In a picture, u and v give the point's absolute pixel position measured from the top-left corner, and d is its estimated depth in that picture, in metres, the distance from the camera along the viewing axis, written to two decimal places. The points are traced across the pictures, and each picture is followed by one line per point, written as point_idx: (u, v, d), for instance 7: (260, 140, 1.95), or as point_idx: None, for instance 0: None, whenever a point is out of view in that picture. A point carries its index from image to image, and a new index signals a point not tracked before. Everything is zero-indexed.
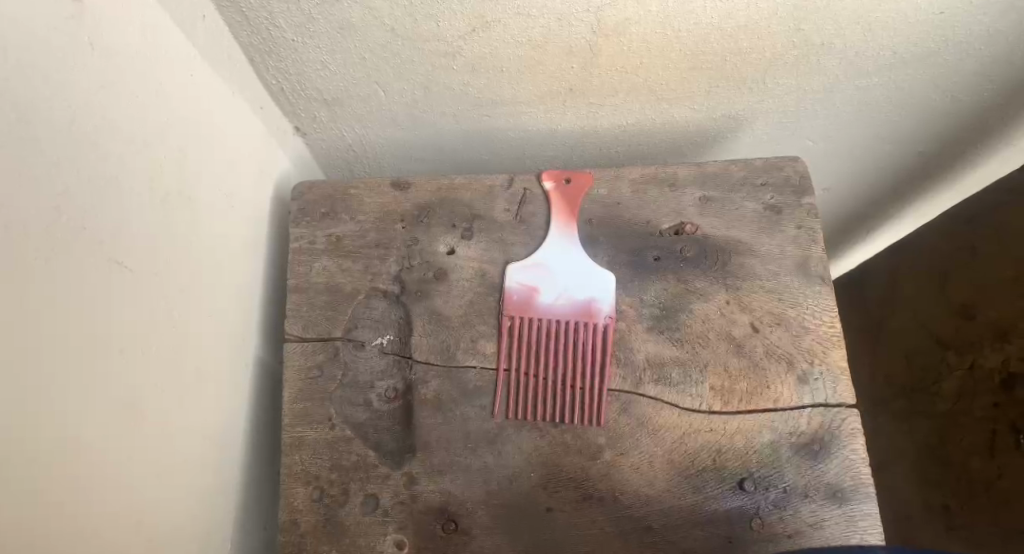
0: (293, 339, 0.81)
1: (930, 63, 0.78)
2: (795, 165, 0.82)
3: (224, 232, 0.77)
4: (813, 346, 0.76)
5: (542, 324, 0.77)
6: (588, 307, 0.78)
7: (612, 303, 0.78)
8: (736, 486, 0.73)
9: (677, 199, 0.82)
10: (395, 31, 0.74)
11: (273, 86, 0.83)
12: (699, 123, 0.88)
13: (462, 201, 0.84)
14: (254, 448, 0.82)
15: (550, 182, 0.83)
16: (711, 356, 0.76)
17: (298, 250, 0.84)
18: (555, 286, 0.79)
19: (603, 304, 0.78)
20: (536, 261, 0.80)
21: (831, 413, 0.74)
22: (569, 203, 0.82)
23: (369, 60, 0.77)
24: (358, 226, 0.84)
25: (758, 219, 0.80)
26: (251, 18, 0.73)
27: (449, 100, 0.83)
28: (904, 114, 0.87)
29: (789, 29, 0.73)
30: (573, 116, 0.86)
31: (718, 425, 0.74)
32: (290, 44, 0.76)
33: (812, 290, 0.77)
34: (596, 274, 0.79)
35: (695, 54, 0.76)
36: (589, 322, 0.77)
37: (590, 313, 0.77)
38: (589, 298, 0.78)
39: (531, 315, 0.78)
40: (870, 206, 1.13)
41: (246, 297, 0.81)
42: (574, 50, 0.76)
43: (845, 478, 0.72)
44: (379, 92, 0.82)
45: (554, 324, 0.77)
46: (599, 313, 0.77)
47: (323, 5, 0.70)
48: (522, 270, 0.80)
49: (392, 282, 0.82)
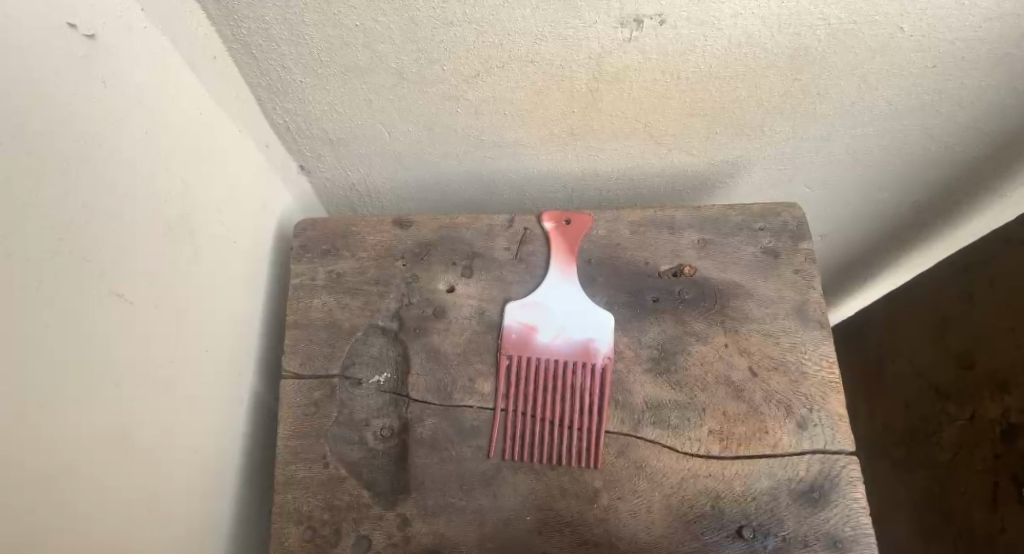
0: (291, 374, 0.80)
1: (921, 114, 0.80)
2: (792, 211, 0.83)
3: (224, 265, 0.77)
4: (812, 391, 0.75)
5: (540, 364, 0.77)
6: (585, 346, 0.78)
7: (611, 343, 0.78)
8: (735, 533, 0.72)
9: (675, 242, 0.83)
10: (401, 74, 0.75)
11: (279, 125, 0.84)
12: (698, 168, 0.89)
13: (463, 239, 0.84)
14: (247, 485, 0.81)
15: (550, 222, 0.84)
16: (710, 400, 0.76)
17: (298, 285, 0.84)
18: (553, 325, 0.79)
19: (600, 344, 0.78)
20: (535, 301, 0.80)
21: (830, 459, 0.73)
22: (569, 245, 0.82)
23: (375, 101, 0.79)
24: (358, 262, 0.85)
25: (755, 263, 0.81)
26: (260, 60, 0.75)
27: (453, 141, 0.85)
28: (898, 163, 0.89)
29: (785, 78, 0.75)
30: (575, 158, 0.87)
31: (718, 470, 0.74)
32: (298, 85, 0.78)
33: (809, 334, 0.77)
34: (594, 314, 0.79)
35: (695, 101, 0.78)
36: (588, 361, 0.77)
37: (588, 353, 0.78)
38: (588, 338, 0.78)
39: (529, 354, 0.78)
40: (867, 252, 1.14)
41: (244, 331, 0.81)
42: (575, 94, 0.77)
43: (846, 526, 0.71)
44: (383, 132, 0.84)
45: (553, 364, 0.77)
46: (597, 353, 0.77)
47: (331, 47, 0.72)
48: (519, 308, 0.80)
49: (390, 318, 0.82)
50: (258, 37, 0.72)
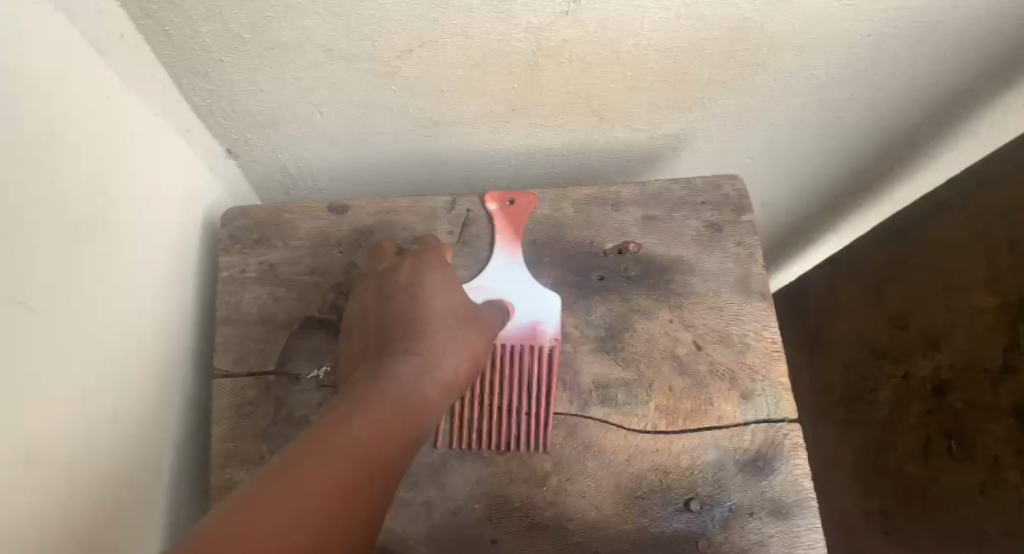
0: (222, 374, 0.78)
1: (857, 82, 0.80)
2: (734, 184, 0.83)
3: (141, 262, 0.72)
4: (754, 362, 0.76)
5: None
6: (533, 330, 0.76)
7: (557, 325, 0.77)
8: (683, 507, 0.72)
9: (619, 220, 0.82)
10: (329, 51, 0.71)
11: (201, 107, 0.78)
12: (641, 142, 0.88)
13: (402, 224, 0.82)
14: (179, 491, 0.78)
15: (493, 204, 0.82)
16: (656, 376, 0.76)
17: (227, 278, 0.80)
18: (500, 309, 0.77)
19: (547, 326, 0.77)
20: (480, 285, 0.78)
21: (772, 429, 0.74)
22: (513, 228, 0.81)
23: (303, 80, 0.74)
24: (291, 252, 0.81)
25: (698, 238, 0.81)
26: (174, 38, 0.68)
27: (390, 119, 0.81)
28: (836, 132, 0.90)
29: (724, 50, 0.73)
30: (517, 135, 0.85)
31: (665, 446, 0.74)
32: (217, 64, 0.71)
33: (752, 306, 0.78)
34: (540, 297, 0.78)
35: (637, 73, 0.76)
36: (534, 344, 0.76)
37: (534, 335, 0.76)
38: (534, 321, 0.77)
39: None
40: (804, 222, 1.16)
41: (170, 329, 0.77)
42: (515, 70, 0.75)
43: (789, 493, 0.72)
44: (314, 112, 0.79)
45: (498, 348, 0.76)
46: (544, 336, 0.76)
47: (252, 23, 0.66)
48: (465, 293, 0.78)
49: (328, 310, 0.79)
50: (170, 13, 0.65)
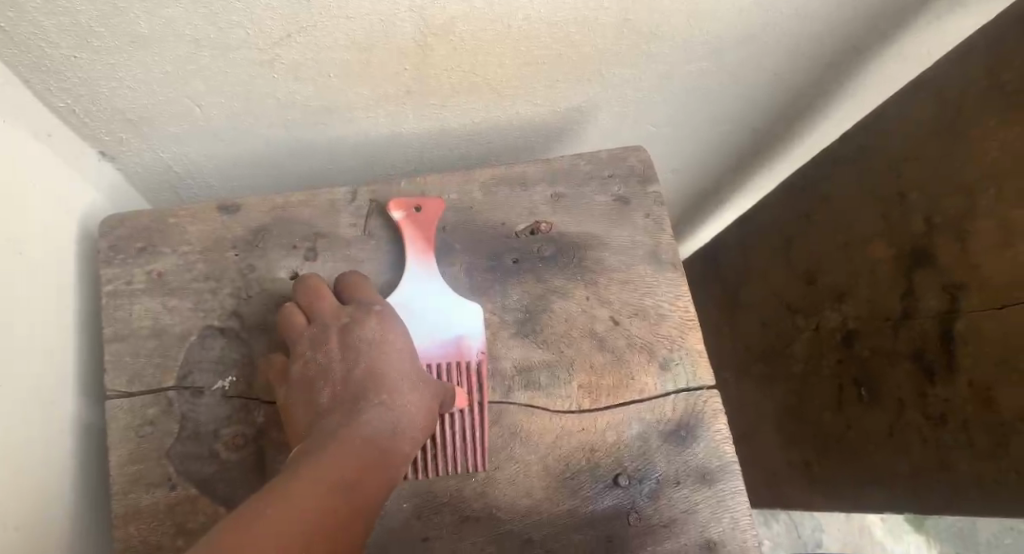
0: (116, 395, 0.71)
1: (751, 46, 0.81)
2: (638, 155, 0.83)
3: (10, 284, 0.65)
4: (671, 333, 0.76)
5: None
6: (458, 346, 0.72)
7: (482, 339, 0.73)
8: (612, 483, 0.72)
9: (528, 199, 0.80)
10: (197, 41, 0.65)
11: (60, 109, 0.70)
12: (544, 117, 0.86)
13: (302, 219, 0.77)
14: (82, 524, 0.71)
15: (399, 212, 0.76)
16: (576, 354, 0.75)
17: (112, 292, 0.74)
18: (422, 324, 0.72)
19: (473, 341, 0.73)
20: (399, 299, 0.73)
21: (692, 397, 0.75)
22: (428, 235, 0.76)
23: (173, 73, 0.68)
24: (182, 259, 0.76)
25: (608, 213, 0.80)
26: (13, 34, 0.60)
27: (277, 110, 0.76)
28: (736, 96, 0.91)
29: (616, 20, 0.72)
30: (417, 119, 0.82)
31: (590, 424, 0.73)
32: (71, 61, 0.64)
33: (664, 276, 0.78)
34: (465, 310, 0.73)
35: (532, 49, 0.74)
36: (461, 361, 0.72)
37: (460, 352, 0.72)
38: (459, 335, 0.73)
39: None
40: (713, 184, 1.18)
41: (52, 352, 0.70)
42: (405, 52, 0.71)
43: (713, 459, 0.73)
44: (193, 107, 0.73)
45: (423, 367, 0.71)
46: (469, 351, 0.73)
47: (104, 15, 0.60)
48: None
49: (228, 317, 0.74)
50: (4, 7, 0.57)
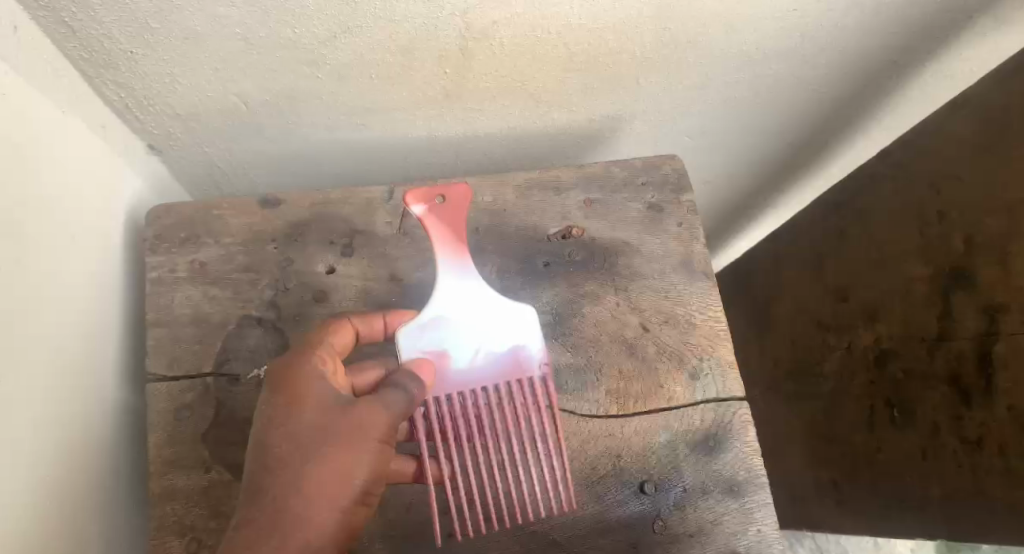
0: (157, 378, 0.73)
1: (788, 58, 0.81)
2: (673, 165, 0.84)
3: (59, 269, 0.67)
4: (701, 342, 0.76)
5: (467, 394, 0.63)
6: (511, 357, 0.64)
7: (536, 346, 0.65)
8: (638, 490, 0.71)
9: (562, 204, 0.81)
10: (248, 40, 0.67)
11: (115, 101, 0.73)
12: (579, 124, 0.87)
13: (340, 216, 0.79)
14: (119, 503, 0.73)
15: (420, 205, 0.65)
16: (605, 359, 0.75)
17: (156, 279, 0.76)
18: (467, 343, 0.64)
19: (530, 350, 0.65)
20: (433, 318, 0.64)
21: (721, 408, 0.74)
22: (447, 226, 0.66)
23: (223, 70, 0.71)
24: (223, 249, 0.78)
25: (640, 220, 0.81)
26: (76, 29, 0.63)
27: (320, 110, 0.79)
28: (771, 110, 0.91)
29: (653, 28, 0.72)
30: (454, 122, 0.83)
31: (617, 430, 0.73)
32: (128, 56, 0.67)
33: (695, 285, 0.79)
34: (511, 314, 0.65)
35: (569, 55, 0.75)
36: (518, 374, 0.64)
37: (514, 363, 0.64)
38: (509, 346, 0.64)
39: (449, 387, 0.63)
40: (746, 197, 1.17)
41: (96, 334, 0.73)
42: (445, 55, 0.72)
43: (740, 471, 0.72)
44: (239, 104, 0.76)
45: (482, 389, 0.63)
46: (523, 362, 0.64)
47: (161, 12, 0.62)
48: (418, 333, 0.63)
49: (266, 308, 0.76)
50: (70, 3, 0.60)
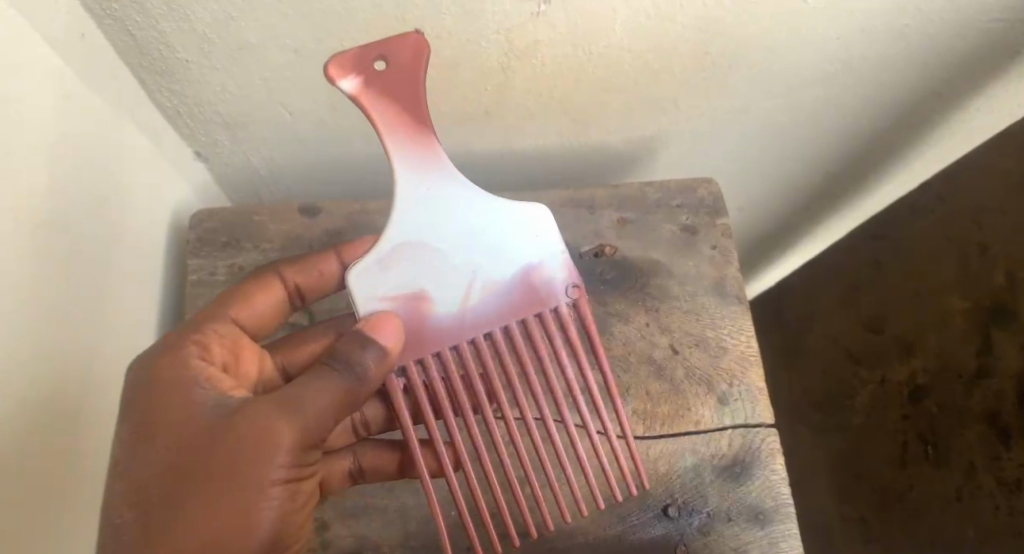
0: None
1: (830, 84, 0.80)
2: (708, 187, 0.84)
3: (106, 267, 0.69)
4: (731, 366, 0.76)
5: (467, 327, 0.58)
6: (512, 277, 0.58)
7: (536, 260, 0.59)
8: (661, 513, 0.71)
9: (596, 222, 0.81)
10: (298, 52, 0.69)
11: (166, 107, 0.76)
12: (615, 144, 0.88)
13: (377, 226, 0.81)
14: None
15: (348, 78, 0.53)
16: (634, 380, 0.75)
17: (196, 281, 0.78)
18: (446, 268, 0.56)
19: (528, 264, 0.59)
20: (399, 245, 0.56)
21: (750, 434, 0.73)
22: (396, 100, 0.55)
23: (271, 80, 0.73)
24: (263, 254, 0.80)
25: (673, 241, 0.82)
26: (138, 38, 0.66)
27: (362, 122, 0.80)
28: (809, 136, 0.90)
29: (695, 51, 0.73)
30: (492, 138, 0.84)
31: (643, 451, 0.72)
32: (183, 65, 0.69)
33: (728, 309, 0.78)
34: (495, 224, 0.58)
35: (610, 75, 0.75)
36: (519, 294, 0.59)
37: (517, 283, 0.59)
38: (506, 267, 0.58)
39: (441, 321, 0.57)
40: (781, 226, 1.15)
41: (135, 331, 0.75)
42: (487, 70, 0.73)
43: (767, 499, 0.71)
44: (284, 113, 0.78)
45: (483, 320, 0.58)
46: (525, 278, 0.59)
47: (217, 24, 0.64)
48: (383, 268, 0.55)
49: None
50: (133, 13, 0.62)
